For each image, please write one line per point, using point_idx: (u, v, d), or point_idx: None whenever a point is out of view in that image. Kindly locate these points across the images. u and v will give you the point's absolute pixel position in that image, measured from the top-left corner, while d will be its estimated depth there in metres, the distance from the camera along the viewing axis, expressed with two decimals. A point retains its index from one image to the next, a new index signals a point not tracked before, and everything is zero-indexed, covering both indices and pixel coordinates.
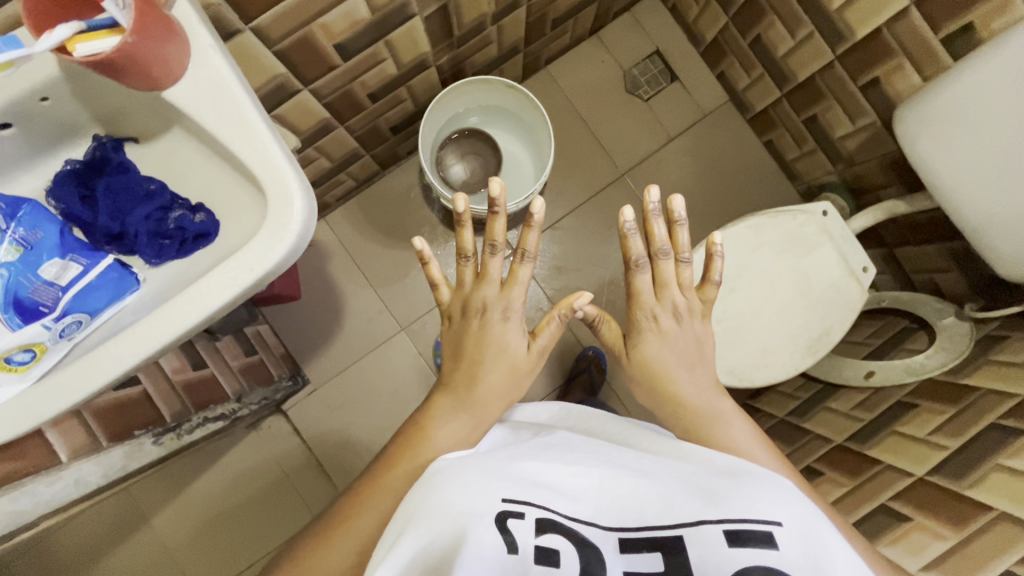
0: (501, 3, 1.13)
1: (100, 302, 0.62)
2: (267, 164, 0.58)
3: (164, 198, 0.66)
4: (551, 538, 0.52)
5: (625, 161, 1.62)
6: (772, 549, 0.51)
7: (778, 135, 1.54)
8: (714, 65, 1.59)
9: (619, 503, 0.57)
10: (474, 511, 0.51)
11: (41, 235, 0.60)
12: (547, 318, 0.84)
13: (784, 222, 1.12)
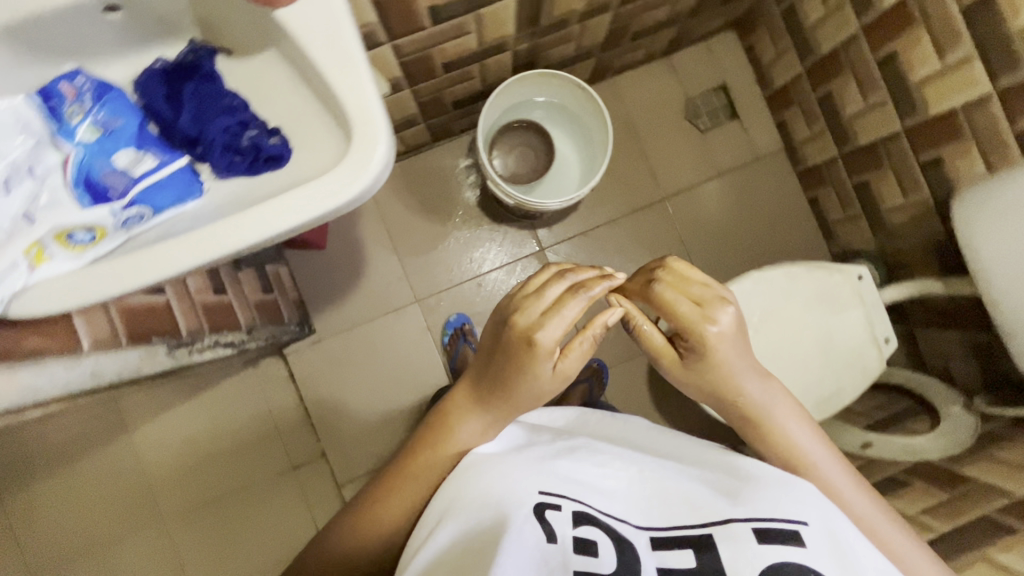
0: (591, 4, 1.13)
1: (165, 200, 0.61)
2: (360, 106, 0.58)
3: (245, 116, 0.66)
4: (589, 530, 0.64)
5: (669, 185, 1.63)
6: (797, 545, 0.62)
7: (824, 194, 1.54)
8: (776, 111, 1.60)
9: (652, 507, 0.69)
10: (519, 505, 0.64)
11: (121, 123, 0.61)
12: (587, 341, 0.74)
13: (820, 277, 1.12)
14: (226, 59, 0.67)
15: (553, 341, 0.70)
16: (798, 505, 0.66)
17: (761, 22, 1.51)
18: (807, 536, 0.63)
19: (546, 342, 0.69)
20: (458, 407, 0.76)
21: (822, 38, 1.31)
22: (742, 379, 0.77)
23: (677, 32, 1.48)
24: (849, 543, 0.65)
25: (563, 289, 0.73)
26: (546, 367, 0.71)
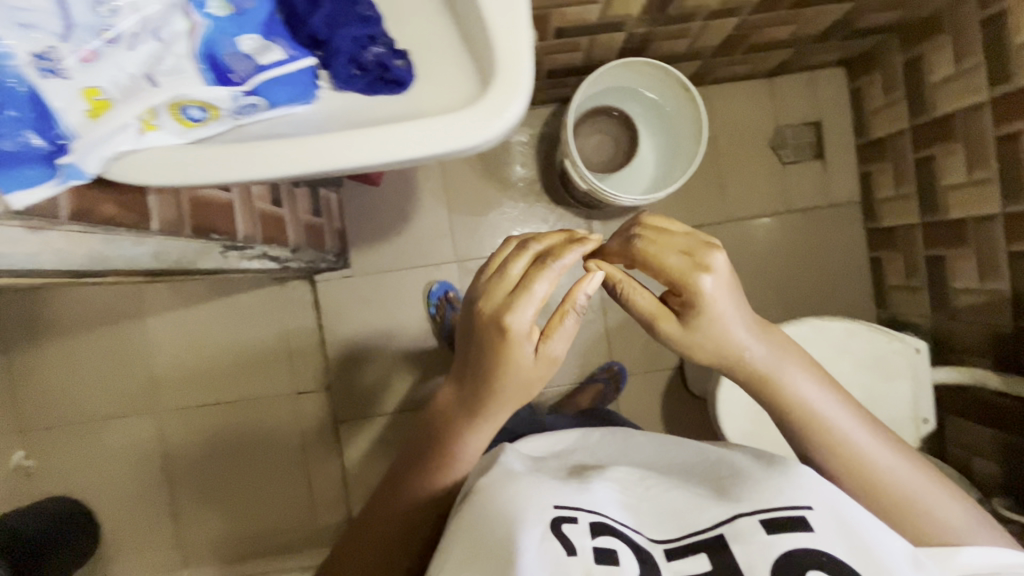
0: (724, 5, 1.07)
1: (281, 97, 0.57)
2: (508, 49, 0.54)
3: (376, 30, 0.61)
4: (607, 538, 0.57)
5: (735, 210, 1.58)
6: (807, 533, 0.58)
7: (890, 257, 1.50)
8: (864, 162, 1.54)
9: (664, 513, 0.63)
10: (532, 516, 0.57)
11: (254, 6, 0.57)
12: (565, 316, 0.66)
13: (879, 342, 1.09)
14: None
15: (529, 326, 0.63)
16: (803, 489, 0.61)
17: (878, 66, 1.43)
18: (817, 520, 0.59)
19: (520, 326, 0.62)
20: (455, 417, 0.70)
21: (942, 99, 1.24)
22: (736, 337, 0.69)
23: (789, 55, 1.42)
24: (862, 521, 0.60)
25: (530, 268, 0.65)
26: (526, 350, 0.63)
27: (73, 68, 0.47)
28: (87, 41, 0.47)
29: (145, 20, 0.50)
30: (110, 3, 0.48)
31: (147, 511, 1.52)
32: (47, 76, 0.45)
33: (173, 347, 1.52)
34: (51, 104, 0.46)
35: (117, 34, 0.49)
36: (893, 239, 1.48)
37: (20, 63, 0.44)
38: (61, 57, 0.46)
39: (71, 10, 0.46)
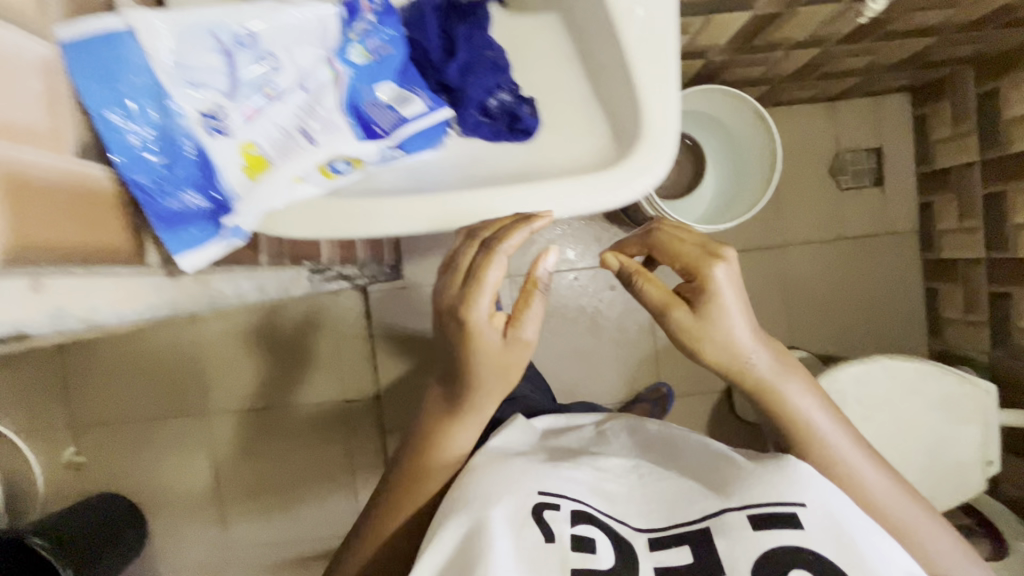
0: (812, 37, 1.04)
1: (417, 147, 0.58)
2: (660, 96, 0.53)
3: (505, 77, 0.60)
4: (587, 527, 0.55)
5: (791, 234, 1.55)
6: (795, 528, 0.53)
7: (949, 289, 1.47)
8: (926, 192, 1.51)
9: (653, 502, 0.60)
10: (503, 500, 0.55)
11: (391, 53, 0.57)
12: (530, 297, 0.52)
13: (949, 383, 1.08)
14: (500, 10, 0.62)
15: (488, 312, 0.49)
16: (798, 479, 0.55)
17: (949, 95, 1.40)
18: (806, 516, 0.53)
19: (479, 311, 0.48)
20: (431, 417, 0.59)
21: (1019, 135, 1.21)
22: (742, 336, 0.60)
23: (859, 80, 1.38)
24: (855, 516, 0.54)
25: (473, 241, 0.50)
26: (489, 342, 0.49)
27: (238, 126, 0.47)
28: (251, 99, 0.47)
29: (303, 76, 0.50)
30: (273, 60, 0.48)
31: (200, 508, 1.54)
32: (215, 135, 0.46)
33: (220, 359, 1.54)
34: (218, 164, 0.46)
35: (278, 91, 0.48)
36: (953, 272, 1.46)
37: (192, 124, 0.45)
38: (228, 115, 0.46)
39: (239, 68, 0.46)
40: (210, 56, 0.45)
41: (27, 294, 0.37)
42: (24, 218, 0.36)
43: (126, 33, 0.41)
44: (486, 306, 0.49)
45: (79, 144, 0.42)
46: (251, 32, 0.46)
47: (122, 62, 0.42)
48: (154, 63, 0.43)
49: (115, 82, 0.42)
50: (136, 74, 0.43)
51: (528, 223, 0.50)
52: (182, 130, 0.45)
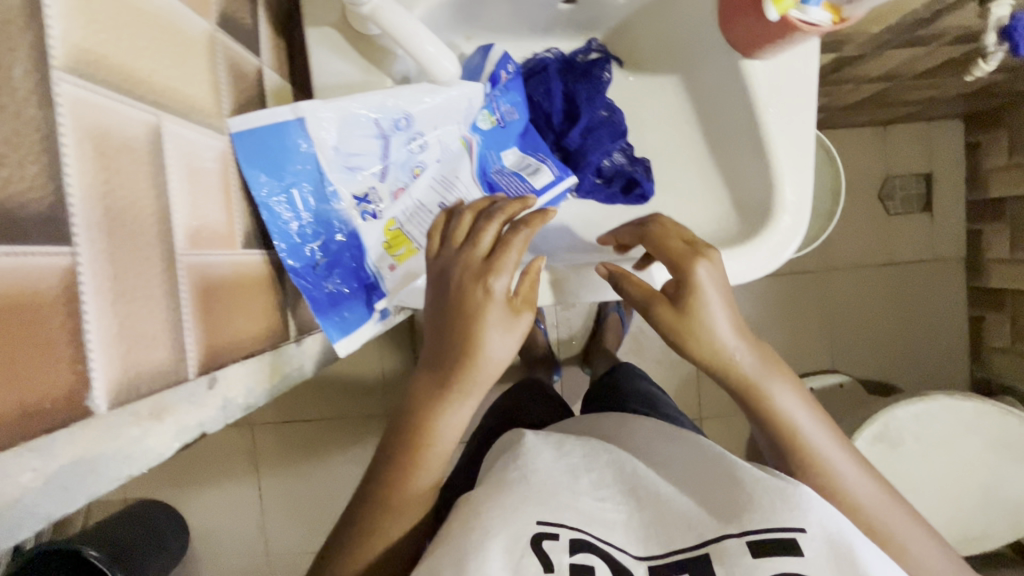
0: (886, 71, 0.97)
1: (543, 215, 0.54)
2: (797, 167, 0.52)
3: (623, 139, 0.58)
4: (586, 556, 0.36)
5: (836, 259, 1.39)
6: (796, 559, 0.35)
7: (995, 319, 1.32)
8: (973, 218, 1.36)
9: (652, 523, 0.39)
10: (501, 536, 0.36)
11: (516, 117, 0.54)
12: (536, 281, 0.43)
13: (1010, 424, 1.00)
14: (619, 69, 0.60)
15: (502, 287, 0.41)
16: (806, 498, 0.37)
17: (1004, 124, 1.24)
18: (809, 545, 0.36)
19: (495, 285, 0.41)
20: (411, 401, 0.42)
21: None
22: (724, 331, 0.44)
23: (915, 109, 1.26)
24: (865, 540, 0.37)
25: (491, 218, 0.44)
26: (493, 317, 0.40)
27: (385, 206, 0.47)
28: (399, 179, 0.48)
29: (442, 151, 0.50)
30: (421, 140, 0.48)
31: (234, 540, 1.20)
32: (366, 215, 0.47)
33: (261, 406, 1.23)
34: (368, 246, 0.47)
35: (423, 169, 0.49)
36: (1001, 302, 1.30)
37: (347, 208, 0.46)
38: (377, 197, 0.47)
39: (391, 150, 0.47)
40: (366, 141, 0.45)
41: (206, 394, 0.37)
42: (209, 326, 0.36)
43: (296, 123, 0.41)
44: (502, 282, 0.41)
45: (245, 235, 0.42)
46: (404, 116, 0.46)
47: (289, 154, 0.42)
48: (318, 153, 0.43)
49: (283, 172, 0.42)
50: (300, 163, 0.43)
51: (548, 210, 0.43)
52: (339, 216, 0.45)
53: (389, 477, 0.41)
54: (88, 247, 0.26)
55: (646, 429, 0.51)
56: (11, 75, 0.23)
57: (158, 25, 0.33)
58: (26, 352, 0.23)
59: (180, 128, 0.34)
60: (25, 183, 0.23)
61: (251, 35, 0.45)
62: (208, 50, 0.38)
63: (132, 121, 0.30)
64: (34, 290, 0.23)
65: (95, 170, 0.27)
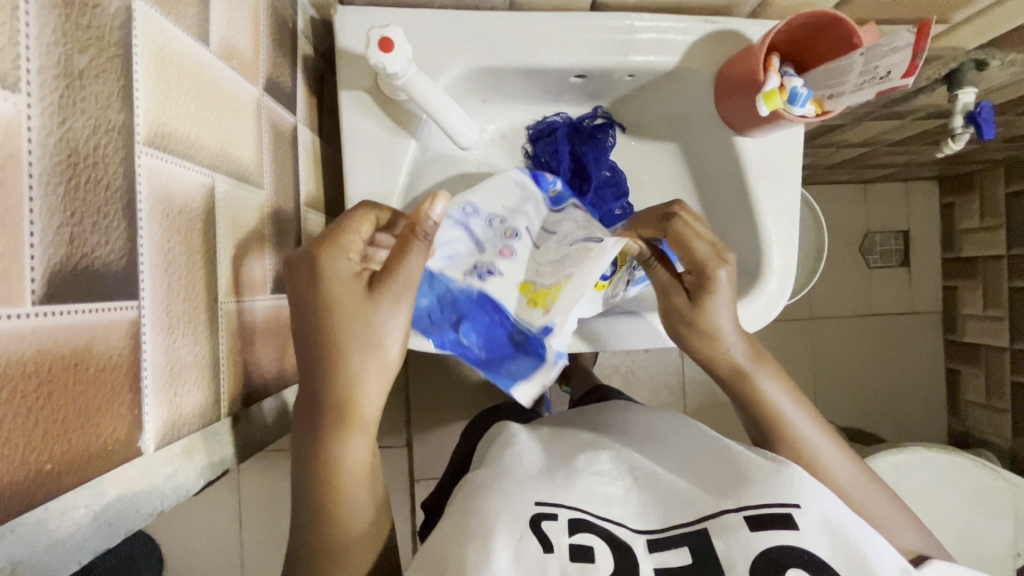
0: (867, 137, 1.02)
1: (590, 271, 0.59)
2: (784, 235, 0.57)
3: (625, 200, 0.60)
4: (585, 536, 0.39)
5: (820, 310, 1.42)
6: (790, 531, 0.38)
7: (969, 371, 1.37)
8: (949, 275, 1.41)
9: (649, 499, 0.42)
10: (501, 522, 0.39)
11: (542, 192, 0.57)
12: (405, 245, 0.38)
13: (983, 475, 1.01)
14: (621, 134, 0.62)
15: (357, 269, 0.39)
16: (799, 482, 0.41)
17: (977, 189, 1.31)
18: (805, 520, 0.38)
19: (342, 275, 0.38)
20: (305, 439, 0.38)
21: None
22: (736, 349, 0.48)
23: (893, 171, 1.32)
24: (857, 518, 0.40)
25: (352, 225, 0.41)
26: (346, 300, 0.38)
27: (505, 269, 0.46)
28: (495, 247, 0.47)
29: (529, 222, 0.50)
30: (501, 219, 0.49)
31: None
32: (495, 278, 0.45)
33: None
34: (506, 301, 0.45)
35: (512, 229, 0.49)
36: (976, 357, 1.35)
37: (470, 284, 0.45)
38: (489, 266, 0.46)
39: (477, 233, 0.48)
40: (448, 231, 0.47)
41: (231, 430, 0.38)
42: (239, 369, 0.39)
43: None
44: (352, 268, 0.39)
45: (274, 280, 0.45)
46: (465, 201, 0.48)
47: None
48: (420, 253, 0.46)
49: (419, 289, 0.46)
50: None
51: (419, 227, 0.38)
52: (473, 294, 0.45)
53: (323, 530, 0.37)
54: (150, 301, 0.29)
55: (636, 421, 0.57)
56: (105, 154, 0.26)
57: (219, 96, 0.37)
58: (95, 397, 0.26)
59: (228, 187, 0.38)
60: (109, 246, 0.26)
61: (290, 95, 0.49)
62: (254, 114, 0.42)
63: (191, 184, 0.33)
64: (105, 341, 0.26)
65: (162, 232, 0.30)
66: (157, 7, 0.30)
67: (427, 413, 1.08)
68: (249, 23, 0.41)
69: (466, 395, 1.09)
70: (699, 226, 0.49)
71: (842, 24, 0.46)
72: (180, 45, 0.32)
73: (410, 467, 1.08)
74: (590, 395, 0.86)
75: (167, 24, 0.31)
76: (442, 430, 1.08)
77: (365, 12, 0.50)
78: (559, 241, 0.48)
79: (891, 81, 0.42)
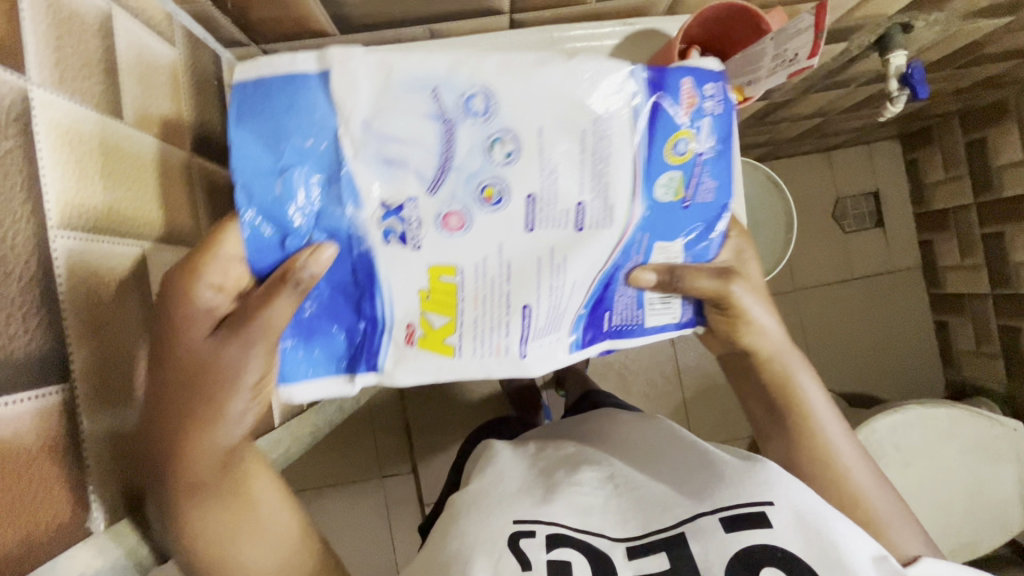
0: (816, 108, 1.03)
1: (667, 235, 0.44)
2: None
3: (720, 186, 0.44)
4: (562, 550, 0.39)
5: (803, 280, 1.43)
6: (765, 529, 0.37)
7: (960, 323, 1.35)
8: (924, 230, 1.42)
9: (629, 507, 0.42)
10: (479, 546, 0.39)
11: (707, 196, 0.44)
12: (272, 291, 0.33)
13: (982, 426, 1.01)
14: None
15: (219, 311, 0.33)
16: (771, 476, 0.41)
17: (937, 142, 1.32)
18: (779, 517, 0.38)
19: (202, 330, 0.32)
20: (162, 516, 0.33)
21: (1011, 181, 1.13)
22: (831, 426, 0.46)
23: (853, 136, 1.33)
24: (833, 512, 0.39)
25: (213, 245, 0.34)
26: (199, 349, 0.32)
27: (426, 236, 0.37)
28: (453, 189, 0.37)
29: (524, 204, 0.38)
30: (508, 141, 0.36)
31: None
32: (393, 244, 0.37)
33: None
34: (386, 275, 0.38)
35: (498, 187, 0.37)
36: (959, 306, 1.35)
37: (367, 223, 0.36)
38: (414, 224, 0.37)
39: (458, 149, 0.36)
40: (423, 128, 0.35)
41: None
42: None
43: (318, 76, 0.34)
44: (216, 316, 0.33)
45: None
46: (490, 95, 0.36)
47: (309, 118, 0.34)
48: (342, 130, 0.34)
49: (295, 194, 0.35)
50: (314, 138, 0.35)
51: (290, 274, 0.33)
52: (363, 246, 0.37)
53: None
54: (81, 382, 0.29)
55: (624, 428, 0.57)
56: (15, 246, 0.26)
57: (141, 164, 0.37)
58: (28, 487, 0.26)
59: (161, 254, 0.38)
60: (27, 334, 0.26)
61: (224, 151, 0.49)
62: (185, 175, 0.42)
63: (118, 255, 0.33)
64: (28, 428, 0.26)
65: (88, 308, 0.30)
66: (58, 91, 0.31)
67: (428, 436, 1.07)
68: (166, 86, 0.41)
69: (463, 413, 1.08)
70: (753, 292, 0.47)
71: (752, 13, 0.48)
72: (91, 124, 0.33)
73: (417, 493, 1.07)
74: (584, 402, 0.85)
75: (72, 105, 0.32)
76: (444, 454, 1.07)
77: None
78: (517, 256, 0.39)
79: (799, 63, 0.43)
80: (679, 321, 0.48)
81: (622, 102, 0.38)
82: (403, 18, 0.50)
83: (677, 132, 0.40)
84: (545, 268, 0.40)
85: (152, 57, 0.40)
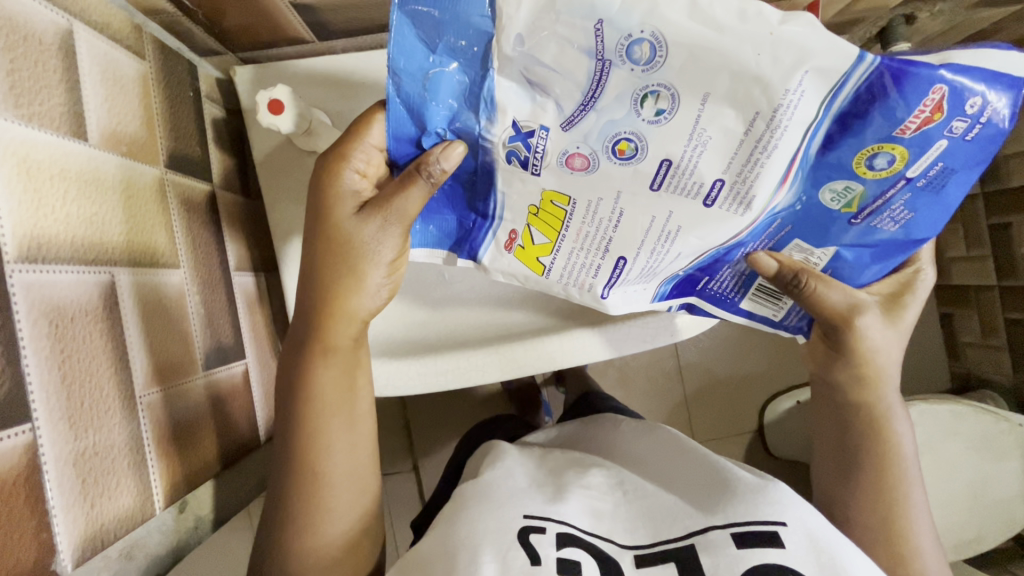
0: None
1: (827, 238, 0.38)
2: None
3: (924, 219, 0.36)
4: (573, 549, 0.37)
5: None
6: (777, 549, 0.36)
7: (962, 314, 1.18)
8: None
9: (638, 515, 0.41)
10: (487, 536, 0.38)
11: (908, 219, 0.36)
12: (406, 182, 0.36)
13: (986, 422, 0.98)
14: None
15: (363, 195, 0.39)
16: (784, 498, 0.40)
17: None
18: (793, 538, 0.37)
19: (347, 208, 0.38)
20: (291, 374, 0.40)
21: None
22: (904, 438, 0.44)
23: None
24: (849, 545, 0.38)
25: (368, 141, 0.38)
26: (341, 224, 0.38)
27: (547, 163, 0.34)
28: (587, 135, 0.32)
29: (658, 168, 0.33)
30: (668, 103, 0.30)
31: None
32: (519, 164, 0.35)
33: None
34: (504, 187, 0.37)
35: (636, 145, 0.32)
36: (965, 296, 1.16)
37: (494, 140, 0.34)
38: (538, 155, 0.34)
39: (603, 98, 0.30)
40: (574, 65, 0.29)
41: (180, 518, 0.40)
42: (177, 458, 0.39)
43: None
44: (358, 198, 0.38)
45: (205, 355, 0.44)
46: (655, 42, 0.27)
47: (466, 18, 0.29)
48: (495, 39, 0.29)
49: (439, 92, 0.33)
50: (467, 41, 0.30)
51: (424, 167, 0.35)
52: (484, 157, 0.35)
53: (300, 500, 0.39)
54: (46, 418, 0.29)
55: (630, 435, 0.56)
56: None
57: (106, 186, 0.36)
58: None
59: (134, 276, 0.37)
60: None
61: (202, 164, 0.48)
62: (157, 192, 0.41)
63: (84, 284, 0.32)
64: None
65: (52, 341, 0.30)
66: (14, 117, 0.29)
67: (427, 434, 1.07)
68: (136, 101, 0.40)
69: (463, 411, 1.07)
70: (885, 324, 0.43)
71: None
72: (49, 147, 0.32)
73: (418, 490, 1.06)
74: (583, 402, 0.84)
75: (29, 129, 0.30)
76: (444, 452, 1.07)
77: (261, 69, 0.49)
78: (635, 210, 0.36)
79: None
80: (778, 321, 0.46)
81: (824, 92, 0.29)
82: (383, 21, 0.49)
83: (885, 143, 0.31)
84: (654, 232, 0.37)
85: (120, 73, 0.39)
